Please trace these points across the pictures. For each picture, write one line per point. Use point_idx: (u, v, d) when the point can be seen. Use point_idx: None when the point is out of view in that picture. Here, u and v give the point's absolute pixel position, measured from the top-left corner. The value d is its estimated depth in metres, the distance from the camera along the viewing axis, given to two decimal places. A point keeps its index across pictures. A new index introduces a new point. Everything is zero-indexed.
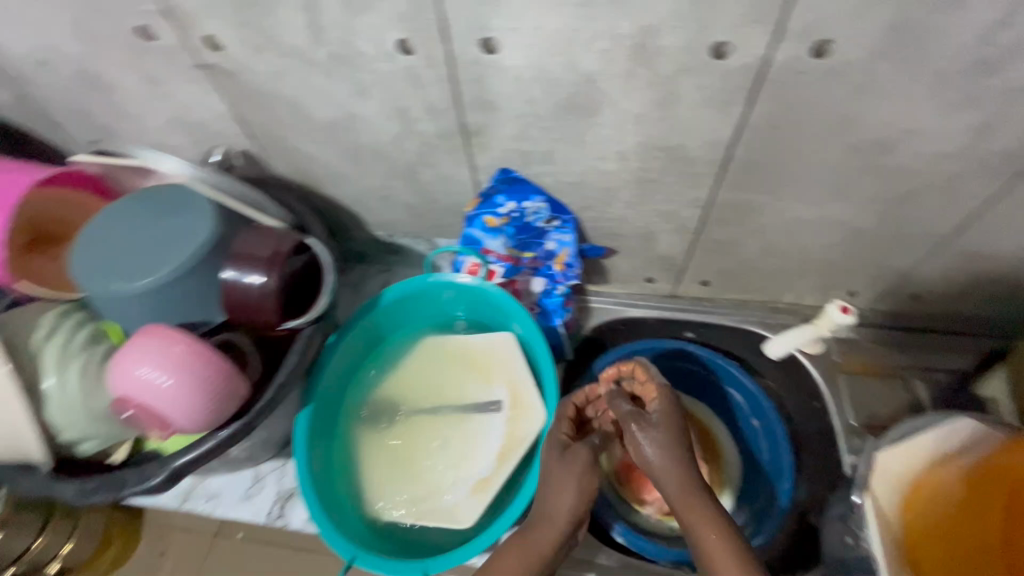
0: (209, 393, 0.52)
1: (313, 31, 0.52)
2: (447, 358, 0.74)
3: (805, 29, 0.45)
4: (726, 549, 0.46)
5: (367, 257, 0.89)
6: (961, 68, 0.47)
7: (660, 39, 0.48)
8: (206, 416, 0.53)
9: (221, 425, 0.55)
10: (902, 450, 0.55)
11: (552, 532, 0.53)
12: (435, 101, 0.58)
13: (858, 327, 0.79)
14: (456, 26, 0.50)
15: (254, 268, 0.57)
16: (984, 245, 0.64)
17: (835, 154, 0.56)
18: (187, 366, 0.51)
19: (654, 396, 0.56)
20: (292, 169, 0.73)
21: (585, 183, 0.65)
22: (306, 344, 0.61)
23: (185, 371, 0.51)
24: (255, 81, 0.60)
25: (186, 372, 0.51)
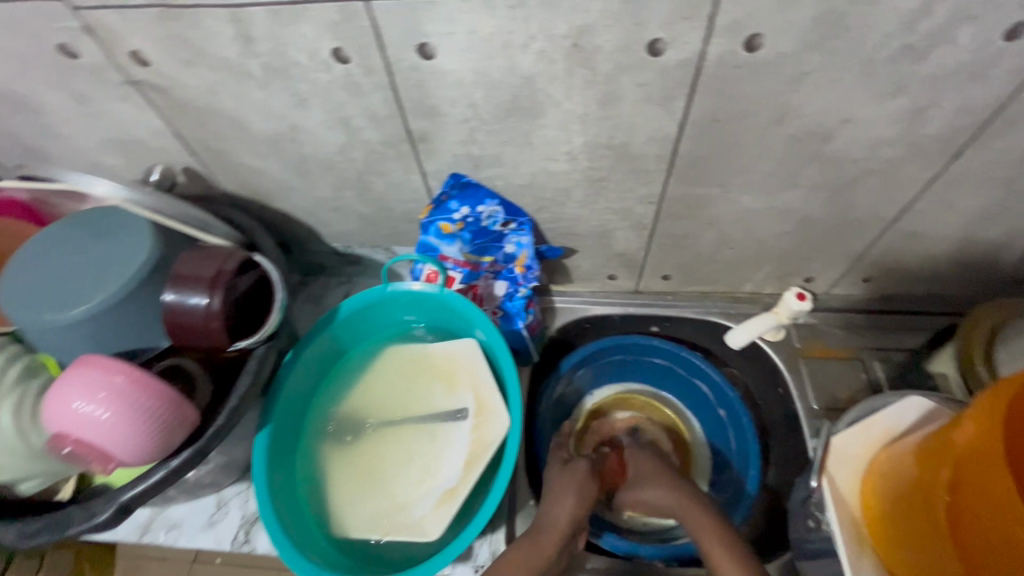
0: (153, 424, 0.50)
1: (244, 41, 0.51)
2: (412, 367, 0.73)
3: (735, 23, 0.45)
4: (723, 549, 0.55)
5: (327, 268, 0.88)
6: (890, 56, 0.47)
7: (595, 38, 0.48)
8: (151, 447, 0.51)
9: (171, 454, 0.54)
10: (857, 432, 0.57)
11: (554, 534, 0.60)
12: (377, 108, 0.57)
13: (815, 312, 0.81)
14: (390, 33, 0.49)
15: (198, 290, 0.55)
16: (927, 226, 0.65)
17: (778, 146, 0.57)
18: (126, 398, 0.50)
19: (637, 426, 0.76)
20: (239, 184, 0.71)
21: (537, 185, 0.65)
22: (259, 364, 0.60)
23: (125, 403, 0.49)
24: (190, 96, 0.58)
25: (126, 404, 0.49)
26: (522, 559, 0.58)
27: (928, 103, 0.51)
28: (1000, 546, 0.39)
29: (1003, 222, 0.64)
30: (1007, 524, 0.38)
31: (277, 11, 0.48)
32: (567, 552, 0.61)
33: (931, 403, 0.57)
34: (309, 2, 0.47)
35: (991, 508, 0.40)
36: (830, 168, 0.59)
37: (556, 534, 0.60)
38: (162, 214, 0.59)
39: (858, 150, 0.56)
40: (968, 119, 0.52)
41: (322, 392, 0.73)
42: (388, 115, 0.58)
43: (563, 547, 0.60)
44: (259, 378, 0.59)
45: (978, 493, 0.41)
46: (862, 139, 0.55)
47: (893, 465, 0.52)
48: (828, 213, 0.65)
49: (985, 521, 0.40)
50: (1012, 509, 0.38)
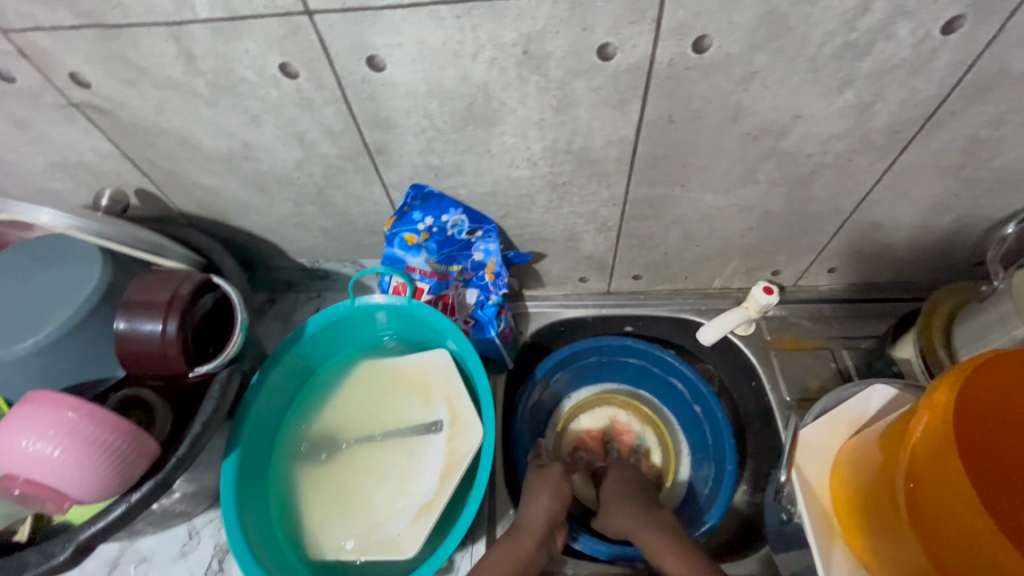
0: (110, 459, 0.49)
1: (186, 59, 0.50)
2: (384, 382, 0.72)
3: (681, 26, 0.46)
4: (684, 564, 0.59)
5: (295, 284, 0.86)
6: (834, 53, 0.48)
7: (545, 45, 0.47)
8: (109, 483, 0.50)
9: (131, 487, 0.52)
10: (825, 424, 0.58)
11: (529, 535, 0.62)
12: (331, 122, 0.56)
13: (783, 304, 0.82)
14: (336, 47, 0.48)
15: (154, 316, 0.55)
16: (884, 216, 0.67)
17: (735, 145, 0.57)
18: (81, 434, 0.48)
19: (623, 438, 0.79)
20: (197, 203, 0.70)
21: (500, 192, 0.65)
22: (223, 388, 0.58)
23: (79, 439, 0.48)
24: (137, 117, 0.57)
25: (81, 441, 0.48)
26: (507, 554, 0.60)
27: (873, 97, 0.52)
28: (958, 534, 0.41)
29: (955, 210, 0.65)
30: (962, 514, 0.40)
31: (218, 28, 0.47)
32: (546, 549, 0.63)
33: (894, 390, 0.58)
34: (250, 18, 0.46)
35: (944, 498, 0.42)
36: (787, 164, 0.59)
37: (534, 534, 0.63)
38: (114, 242, 0.57)
39: (811, 146, 0.57)
40: (913, 112, 0.53)
41: (293, 412, 0.72)
42: (343, 128, 0.57)
43: (542, 542, 0.62)
44: (224, 404, 0.57)
45: (931, 485, 0.43)
46: (814, 135, 0.56)
47: (857, 455, 0.53)
48: (788, 208, 0.66)
49: (941, 511, 0.42)
50: (966, 501, 0.40)
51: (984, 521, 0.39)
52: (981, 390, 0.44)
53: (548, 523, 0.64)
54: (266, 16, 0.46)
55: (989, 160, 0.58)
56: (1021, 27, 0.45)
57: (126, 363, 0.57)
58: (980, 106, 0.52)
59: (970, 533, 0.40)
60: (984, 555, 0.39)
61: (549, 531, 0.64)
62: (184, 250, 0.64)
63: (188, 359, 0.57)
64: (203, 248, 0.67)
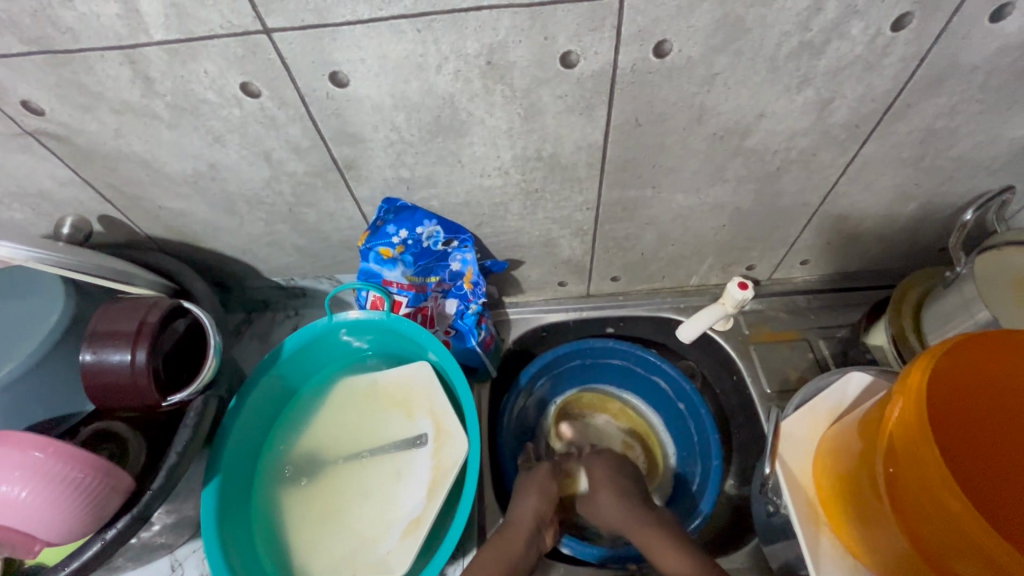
0: (79, 494, 0.48)
1: (143, 82, 0.49)
2: (365, 398, 0.72)
3: (641, 32, 0.46)
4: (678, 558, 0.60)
5: (271, 303, 0.85)
6: (791, 53, 0.49)
7: (508, 55, 0.47)
8: (82, 519, 0.48)
9: (106, 522, 0.51)
10: (804, 415, 0.59)
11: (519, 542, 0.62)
12: (297, 140, 0.55)
13: (759, 299, 0.83)
14: (298, 65, 0.48)
15: (121, 346, 0.54)
16: (850, 208, 0.68)
17: (702, 145, 0.58)
18: (46, 472, 0.47)
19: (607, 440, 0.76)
20: (164, 227, 0.68)
21: (473, 202, 0.64)
22: (199, 415, 0.56)
23: (45, 478, 0.47)
24: (95, 142, 0.56)
25: (47, 479, 0.47)
26: (496, 555, 0.61)
27: (832, 94, 0.53)
28: (939, 516, 0.41)
29: (918, 198, 0.67)
30: (940, 497, 0.40)
31: (174, 50, 0.46)
32: (535, 547, 0.63)
33: (870, 377, 0.59)
34: (206, 39, 0.45)
35: (921, 482, 0.41)
36: (754, 161, 0.60)
37: (523, 533, 0.63)
38: (76, 271, 0.55)
39: (775, 143, 0.58)
40: (871, 106, 0.54)
41: (275, 433, 0.71)
42: (310, 145, 0.56)
43: (530, 539, 0.63)
44: (200, 432, 0.56)
45: (908, 469, 0.43)
46: (778, 132, 0.57)
47: (837, 443, 0.54)
48: (757, 204, 0.67)
49: (920, 494, 0.42)
50: (942, 484, 0.39)
51: (960, 502, 0.38)
52: (947, 370, 0.44)
53: (536, 521, 0.64)
54: (223, 36, 0.45)
55: (946, 149, 0.60)
56: (968, 21, 0.47)
57: (95, 397, 0.55)
58: (934, 98, 0.53)
59: (950, 515, 0.40)
60: (965, 535, 0.39)
61: (537, 529, 0.64)
62: (149, 274, 0.63)
63: (160, 388, 0.56)
64: (171, 272, 0.65)
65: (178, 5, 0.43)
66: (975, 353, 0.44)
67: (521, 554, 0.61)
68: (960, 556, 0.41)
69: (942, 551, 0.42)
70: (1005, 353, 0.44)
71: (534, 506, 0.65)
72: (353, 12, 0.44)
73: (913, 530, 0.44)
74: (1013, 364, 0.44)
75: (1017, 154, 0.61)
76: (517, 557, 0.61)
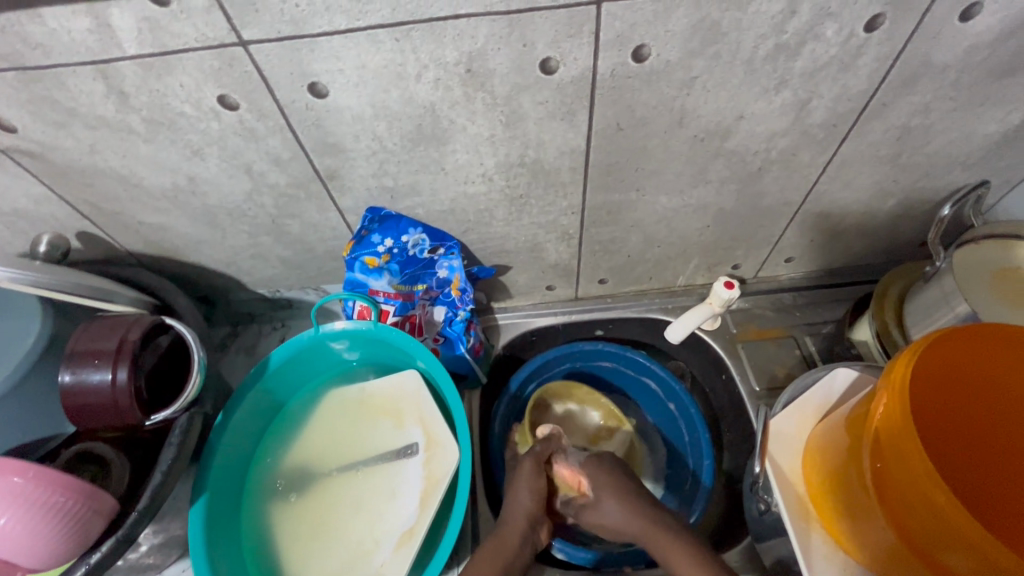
0: (59, 519, 0.47)
1: (118, 97, 0.48)
2: (354, 409, 0.71)
3: (619, 38, 0.46)
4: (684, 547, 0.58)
5: (257, 315, 0.84)
6: (767, 55, 0.49)
7: (488, 62, 0.47)
8: (65, 544, 0.47)
9: (91, 545, 0.50)
10: (793, 413, 0.59)
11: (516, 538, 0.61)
12: (278, 151, 0.55)
13: (745, 297, 0.84)
14: (276, 77, 0.47)
15: (102, 365, 0.53)
16: (832, 206, 0.69)
17: (683, 147, 0.58)
18: (23, 499, 0.46)
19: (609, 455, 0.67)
20: (144, 242, 0.67)
21: (458, 209, 0.64)
22: (185, 431, 0.56)
23: (22, 505, 0.46)
24: (70, 159, 0.55)
25: (24, 506, 0.46)
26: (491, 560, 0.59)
27: (809, 94, 0.53)
28: (927, 509, 0.41)
29: (897, 194, 0.68)
30: (926, 491, 0.40)
31: (148, 63, 0.45)
32: (530, 546, 0.62)
33: (855, 372, 0.60)
34: (181, 52, 0.45)
35: (908, 476, 0.42)
36: (735, 162, 0.61)
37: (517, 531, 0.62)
38: (56, 291, 0.54)
39: (755, 144, 0.59)
40: (848, 105, 0.55)
41: (264, 447, 0.70)
42: (291, 156, 0.56)
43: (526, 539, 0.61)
44: (185, 449, 0.55)
45: (895, 464, 0.43)
46: (758, 133, 0.57)
47: (824, 439, 0.54)
48: (740, 204, 0.68)
49: (907, 489, 0.42)
50: (927, 478, 0.40)
51: (946, 495, 0.39)
52: (929, 364, 0.44)
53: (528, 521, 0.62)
54: (198, 49, 0.45)
55: (922, 146, 0.61)
56: (938, 21, 0.48)
57: (76, 417, 0.55)
58: (909, 96, 0.54)
59: (936, 508, 0.40)
60: (951, 528, 0.39)
61: (532, 528, 0.62)
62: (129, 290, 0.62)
63: (142, 407, 0.55)
64: (152, 287, 0.65)
65: (151, 19, 0.42)
66: (955, 346, 0.45)
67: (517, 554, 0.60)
68: (947, 547, 0.41)
69: (929, 543, 0.43)
70: (983, 345, 0.45)
71: (526, 507, 0.63)
72: (330, 23, 0.43)
73: (901, 523, 0.44)
74: (990, 356, 0.45)
75: (990, 149, 0.62)
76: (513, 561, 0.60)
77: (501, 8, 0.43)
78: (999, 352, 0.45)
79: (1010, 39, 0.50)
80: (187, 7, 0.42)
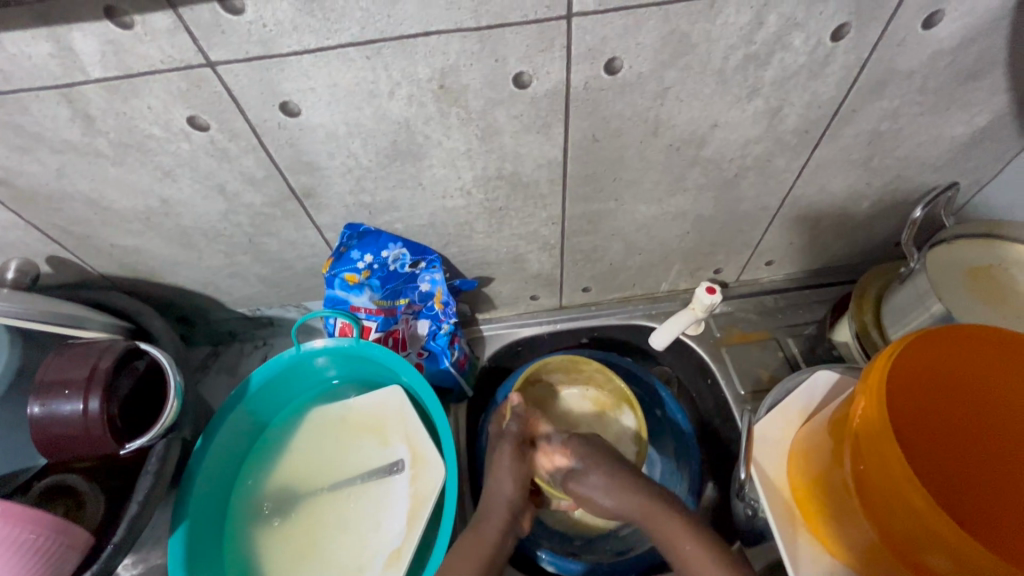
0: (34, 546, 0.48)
1: (83, 121, 0.47)
2: (338, 428, 0.70)
3: (591, 52, 0.47)
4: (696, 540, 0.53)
5: (238, 335, 0.83)
6: (736, 66, 0.50)
7: (461, 78, 0.47)
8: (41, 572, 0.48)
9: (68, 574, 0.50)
10: (776, 417, 0.60)
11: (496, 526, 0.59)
12: (252, 171, 0.54)
13: (728, 301, 0.84)
14: (247, 98, 0.47)
15: (73, 396, 0.52)
16: (808, 209, 0.70)
17: (659, 156, 0.58)
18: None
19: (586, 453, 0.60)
20: (118, 264, 0.66)
21: (437, 223, 0.64)
22: (161, 461, 0.56)
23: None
24: (37, 184, 0.54)
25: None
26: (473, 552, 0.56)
27: (780, 102, 0.54)
28: (906, 512, 0.41)
29: (871, 197, 0.69)
30: (905, 494, 0.41)
31: (114, 86, 0.45)
32: (512, 538, 0.59)
33: (836, 374, 0.60)
34: (148, 74, 0.44)
35: (886, 480, 0.42)
36: (711, 170, 0.61)
37: (498, 523, 0.59)
38: (22, 320, 0.53)
39: (730, 151, 0.59)
40: (819, 112, 0.56)
41: (247, 470, 0.69)
42: (265, 175, 0.55)
43: (508, 531, 0.59)
44: (163, 476, 0.55)
45: (875, 467, 0.43)
46: (733, 140, 0.58)
47: (807, 442, 0.54)
48: (718, 210, 0.68)
49: (887, 492, 0.43)
50: (906, 482, 0.40)
51: (924, 498, 0.39)
52: (904, 367, 0.45)
53: (509, 512, 0.60)
54: (165, 71, 0.44)
55: (893, 150, 0.62)
56: (903, 29, 0.48)
57: (48, 448, 0.54)
58: (878, 101, 0.55)
59: (916, 511, 0.40)
60: (931, 531, 0.40)
61: (514, 519, 0.60)
62: (101, 315, 0.61)
63: (117, 436, 0.54)
64: (127, 311, 0.64)
65: (115, 42, 0.42)
66: (932, 347, 0.45)
67: (499, 549, 0.58)
68: (926, 549, 0.42)
69: (909, 545, 0.43)
70: (956, 348, 0.45)
71: (508, 497, 0.61)
72: (299, 42, 0.43)
73: (881, 525, 0.45)
74: (962, 358, 0.46)
75: (959, 151, 0.63)
76: (501, 565, 0.58)
77: (471, 24, 0.43)
78: (969, 354, 0.45)
79: (972, 45, 0.51)
80: (151, 29, 0.41)
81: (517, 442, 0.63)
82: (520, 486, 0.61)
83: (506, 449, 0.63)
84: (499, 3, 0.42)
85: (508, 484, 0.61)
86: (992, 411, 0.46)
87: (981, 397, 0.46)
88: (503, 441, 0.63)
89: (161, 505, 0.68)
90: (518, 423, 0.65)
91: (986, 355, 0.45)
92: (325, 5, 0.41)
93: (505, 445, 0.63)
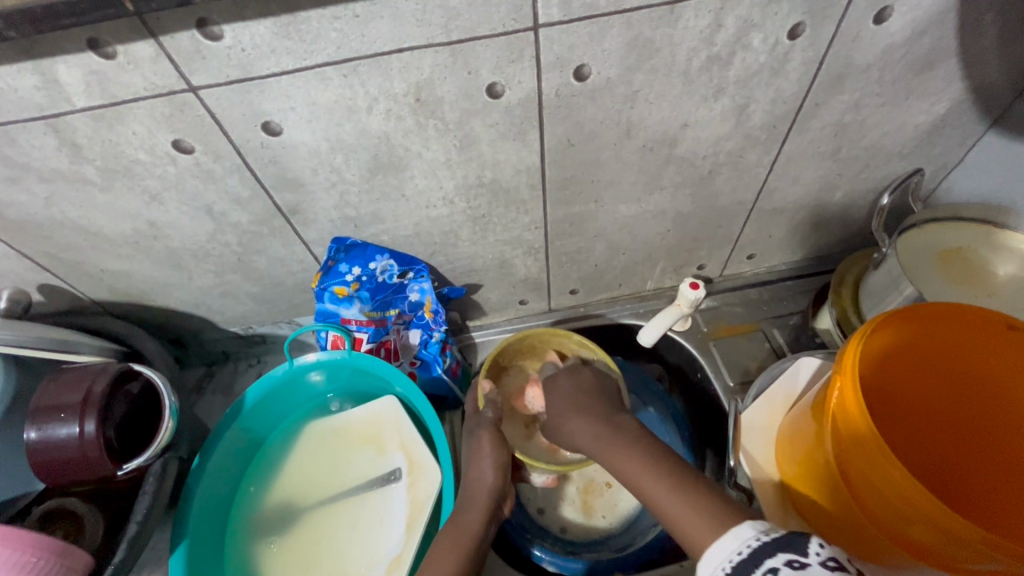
0: (31, 544, 0.49)
1: (71, 149, 0.49)
2: (333, 442, 0.71)
3: (559, 60, 0.49)
4: (632, 459, 0.50)
5: (231, 354, 0.83)
6: (699, 66, 0.52)
7: (436, 90, 0.49)
8: (34, 565, 0.48)
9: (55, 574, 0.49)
10: (763, 409, 0.62)
11: (478, 509, 0.59)
12: (237, 191, 0.56)
13: (713, 295, 0.86)
14: (229, 118, 0.48)
15: (69, 419, 0.53)
16: (782, 201, 0.72)
17: (634, 156, 0.60)
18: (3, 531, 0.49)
19: (587, 423, 0.57)
20: (109, 289, 0.67)
21: (421, 233, 0.65)
22: (158, 481, 0.58)
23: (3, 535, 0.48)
24: (27, 213, 0.55)
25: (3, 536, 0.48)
26: (454, 546, 0.55)
27: (746, 99, 0.56)
28: (886, 487, 0.42)
29: (843, 186, 0.71)
30: (882, 468, 0.42)
31: (99, 115, 0.46)
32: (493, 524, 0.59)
33: (818, 361, 0.63)
34: (131, 102, 0.46)
35: (865, 456, 0.43)
36: (686, 167, 0.63)
37: (478, 512, 0.58)
38: (18, 346, 0.55)
39: (702, 149, 0.61)
40: (784, 108, 0.58)
41: (246, 484, 0.69)
42: (251, 194, 0.56)
43: (489, 519, 0.59)
44: (160, 497, 0.57)
45: (854, 446, 0.44)
46: (703, 138, 0.60)
47: (788, 428, 0.56)
48: (696, 206, 0.70)
49: (866, 469, 0.44)
50: (882, 456, 0.41)
51: (901, 471, 0.40)
52: (875, 350, 0.47)
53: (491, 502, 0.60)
54: (149, 98, 0.45)
55: (859, 140, 0.64)
56: (855, 25, 0.51)
57: (42, 472, 0.54)
58: (839, 94, 0.58)
59: (895, 484, 0.41)
60: (912, 504, 0.41)
61: (494, 505, 0.60)
62: (96, 339, 0.62)
63: (114, 457, 0.55)
64: (121, 335, 0.65)
65: (99, 72, 0.43)
66: (911, 325, 0.47)
67: (477, 530, 0.57)
68: (908, 523, 0.43)
69: (893, 522, 0.44)
70: (926, 330, 0.47)
71: (490, 484, 0.60)
72: (277, 64, 0.45)
73: (864, 505, 0.46)
74: (931, 339, 0.48)
75: (922, 138, 0.65)
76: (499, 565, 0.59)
77: (442, 39, 0.45)
78: (947, 333, 0.47)
79: (924, 36, 0.53)
80: (134, 58, 0.43)
81: (495, 426, 0.64)
82: (500, 473, 0.61)
83: (485, 437, 0.63)
84: (467, 18, 0.44)
85: (489, 471, 0.61)
86: (959, 389, 0.49)
87: (951, 378, 0.49)
88: (480, 428, 0.63)
89: (161, 527, 0.68)
90: (494, 409, 0.65)
91: (954, 335, 0.47)
92: (300, 28, 0.42)
93: (483, 431, 0.63)
